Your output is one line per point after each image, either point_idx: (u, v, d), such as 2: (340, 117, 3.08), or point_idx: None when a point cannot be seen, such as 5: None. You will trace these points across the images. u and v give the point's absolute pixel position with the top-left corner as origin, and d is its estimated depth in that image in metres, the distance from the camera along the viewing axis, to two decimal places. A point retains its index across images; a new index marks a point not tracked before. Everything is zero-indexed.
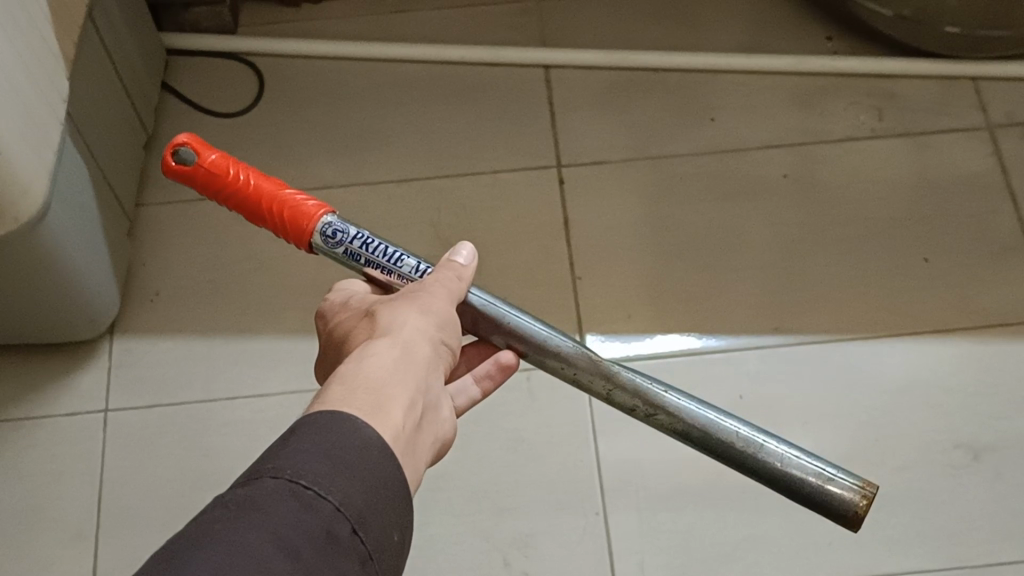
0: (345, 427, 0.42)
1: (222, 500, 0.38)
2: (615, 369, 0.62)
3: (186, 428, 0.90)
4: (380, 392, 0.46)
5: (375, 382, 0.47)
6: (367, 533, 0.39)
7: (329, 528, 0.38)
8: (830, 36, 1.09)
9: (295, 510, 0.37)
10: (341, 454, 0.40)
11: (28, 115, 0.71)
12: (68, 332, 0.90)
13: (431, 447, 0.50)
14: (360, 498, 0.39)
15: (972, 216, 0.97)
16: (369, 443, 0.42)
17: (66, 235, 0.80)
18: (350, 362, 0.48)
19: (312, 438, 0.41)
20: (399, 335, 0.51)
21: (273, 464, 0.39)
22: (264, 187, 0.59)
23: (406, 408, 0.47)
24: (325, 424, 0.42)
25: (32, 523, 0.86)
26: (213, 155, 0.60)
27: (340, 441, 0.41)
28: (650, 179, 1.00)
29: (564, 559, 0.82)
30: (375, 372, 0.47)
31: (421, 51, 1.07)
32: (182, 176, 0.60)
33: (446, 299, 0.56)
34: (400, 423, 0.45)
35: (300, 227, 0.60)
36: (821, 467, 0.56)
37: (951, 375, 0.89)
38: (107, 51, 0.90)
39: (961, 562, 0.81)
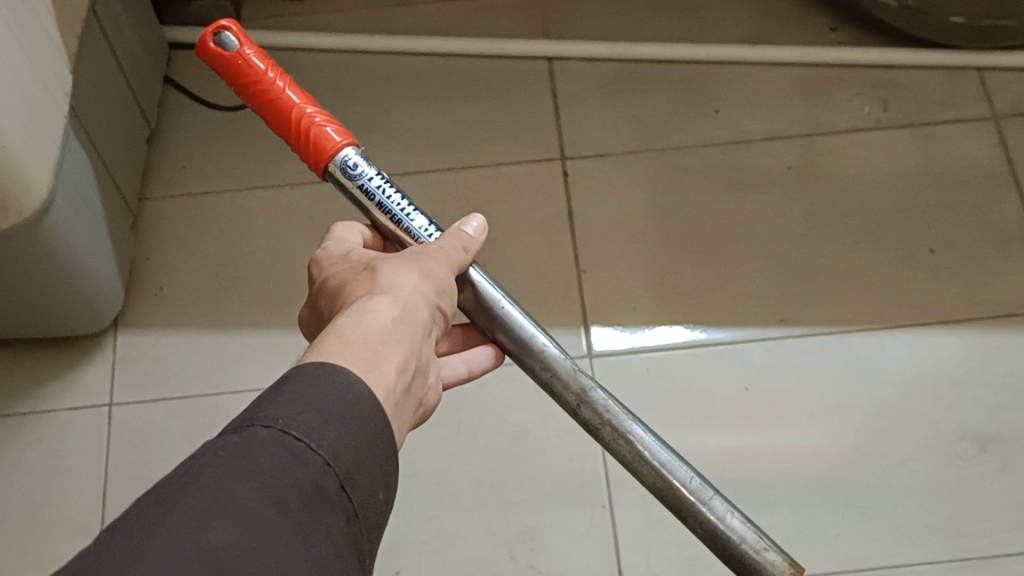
0: (340, 379, 0.42)
1: (212, 446, 0.37)
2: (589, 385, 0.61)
3: (191, 422, 0.89)
4: (378, 348, 0.46)
5: (373, 339, 0.46)
6: (354, 490, 0.39)
7: (318, 483, 0.37)
8: (834, 27, 1.09)
9: (285, 462, 0.37)
10: (333, 407, 0.40)
11: (31, 107, 0.71)
12: (72, 326, 0.90)
13: (416, 411, 0.50)
14: (349, 454, 0.39)
15: (977, 207, 0.97)
16: (364, 397, 0.42)
17: (69, 229, 0.79)
18: (348, 316, 0.48)
19: (306, 388, 0.40)
20: (399, 294, 0.50)
21: (266, 412, 0.39)
22: (293, 104, 0.58)
23: (400, 368, 0.46)
24: (319, 376, 0.41)
25: (37, 518, 0.86)
26: (250, 51, 0.58)
27: (334, 393, 0.41)
28: (655, 171, 1.00)
29: (570, 552, 0.82)
30: (373, 329, 0.47)
31: (424, 43, 1.07)
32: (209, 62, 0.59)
33: (448, 268, 0.56)
34: (394, 381, 0.45)
35: (318, 151, 0.59)
36: (756, 536, 0.58)
37: (958, 367, 0.88)
38: (110, 45, 0.90)
39: (968, 554, 0.81)
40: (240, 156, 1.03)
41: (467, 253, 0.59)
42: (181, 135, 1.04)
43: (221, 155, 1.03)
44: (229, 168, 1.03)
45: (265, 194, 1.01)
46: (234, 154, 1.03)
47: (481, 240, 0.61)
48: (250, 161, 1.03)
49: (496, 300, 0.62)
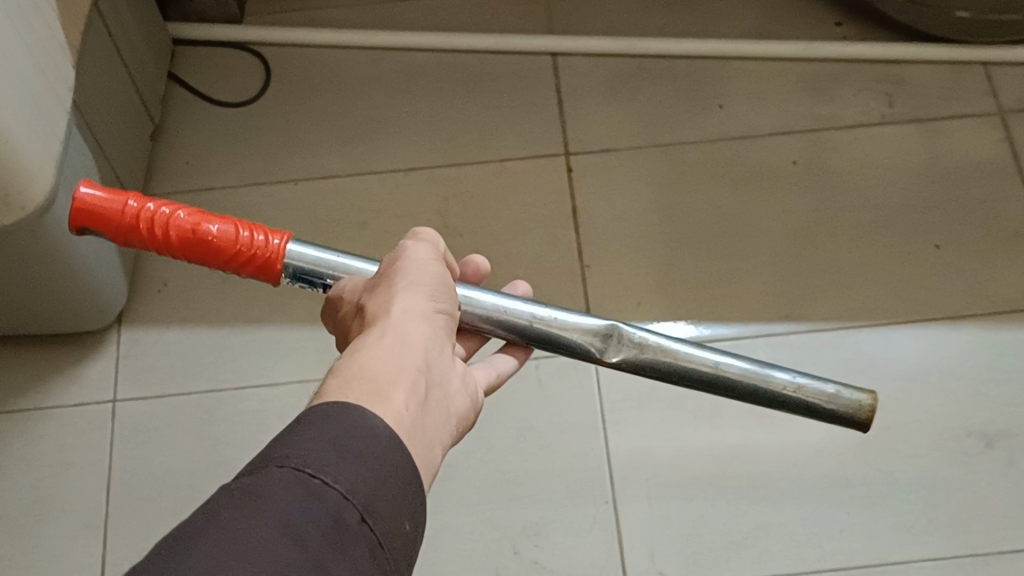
0: (349, 417, 0.41)
1: (226, 488, 0.37)
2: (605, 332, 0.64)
3: (195, 418, 0.89)
4: (381, 379, 0.45)
5: (372, 371, 0.46)
6: (376, 522, 0.38)
7: (337, 516, 0.36)
8: (839, 22, 1.08)
9: (301, 498, 0.36)
10: (346, 442, 0.39)
11: (33, 103, 0.71)
12: (76, 322, 0.90)
13: (446, 425, 0.49)
14: (368, 487, 0.38)
15: (983, 202, 0.96)
16: (377, 433, 0.41)
17: (73, 225, 0.79)
18: (346, 354, 0.47)
19: (317, 428, 0.40)
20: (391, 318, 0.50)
21: (278, 453, 0.38)
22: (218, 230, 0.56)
23: (407, 392, 0.46)
24: (330, 416, 0.41)
25: (41, 514, 0.86)
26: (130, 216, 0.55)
27: (346, 429, 0.40)
28: (659, 166, 1.00)
29: (575, 548, 0.82)
30: (371, 361, 0.46)
31: (428, 39, 1.07)
32: (107, 231, 0.56)
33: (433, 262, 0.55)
34: (404, 408, 0.44)
35: (269, 264, 0.59)
36: (825, 386, 0.64)
37: (964, 362, 0.88)
38: (113, 41, 0.90)
39: (973, 550, 0.81)
40: (244, 152, 1.03)
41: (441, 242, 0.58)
42: (184, 130, 1.04)
43: (225, 150, 1.03)
44: (232, 164, 1.02)
45: (268, 189, 1.01)
46: (237, 150, 1.03)
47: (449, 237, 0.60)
48: (253, 157, 1.02)
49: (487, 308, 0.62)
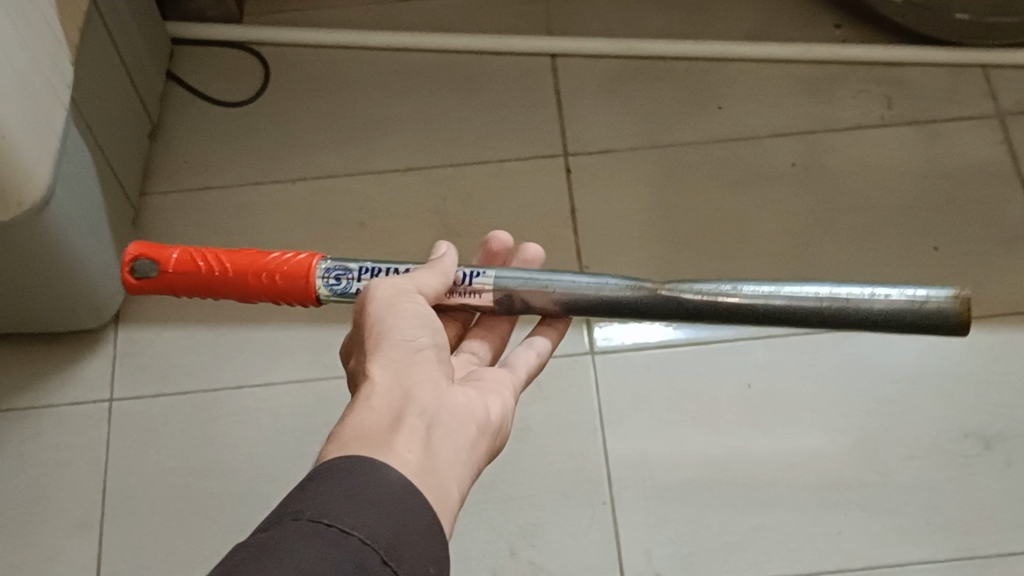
0: (362, 470, 0.41)
1: (243, 545, 0.37)
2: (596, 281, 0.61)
3: (191, 418, 0.89)
4: (375, 434, 0.45)
5: (366, 433, 0.45)
6: (400, 564, 0.38)
7: (358, 559, 0.36)
8: (838, 24, 1.08)
9: (320, 545, 0.36)
10: (362, 493, 0.39)
11: (30, 100, 0.70)
12: (72, 321, 0.90)
13: (462, 455, 0.49)
14: (387, 532, 0.38)
15: (981, 205, 0.96)
16: (392, 483, 0.41)
17: (70, 223, 0.79)
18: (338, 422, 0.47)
19: (328, 483, 0.40)
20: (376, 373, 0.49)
21: (294, 508, 0.38)
22: (242, 263, 0.57)
23: (408, 440, 0.45)
24: (342, 473, 0.41)
25: (37, 513, 0.85)
26: (171, 254, 0.58)
27: (360, 482, 0.40)
28: (657, 168, 1.00)
29: (572, 549, 0.82)
30: (364, 425, 0.46)
31: (427, 39, 1.07)
32: (153, 287, 0.58)
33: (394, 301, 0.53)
34: (404, 451, 0.44)
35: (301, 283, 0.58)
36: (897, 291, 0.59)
37: (961, 364, 0.88)
38: (112, 39, 0.89)
39: (971, 553, 0.81)
40: (242, 151, 1.03)
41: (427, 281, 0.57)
42: (183, 129, 1.04)
43: (223, 150, 1.03)
44: (231, 163, 1.02)
45: (266, 188, 1.00)
46: (235, 149, 1.03)
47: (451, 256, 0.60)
48: (251, 156, 1.02)
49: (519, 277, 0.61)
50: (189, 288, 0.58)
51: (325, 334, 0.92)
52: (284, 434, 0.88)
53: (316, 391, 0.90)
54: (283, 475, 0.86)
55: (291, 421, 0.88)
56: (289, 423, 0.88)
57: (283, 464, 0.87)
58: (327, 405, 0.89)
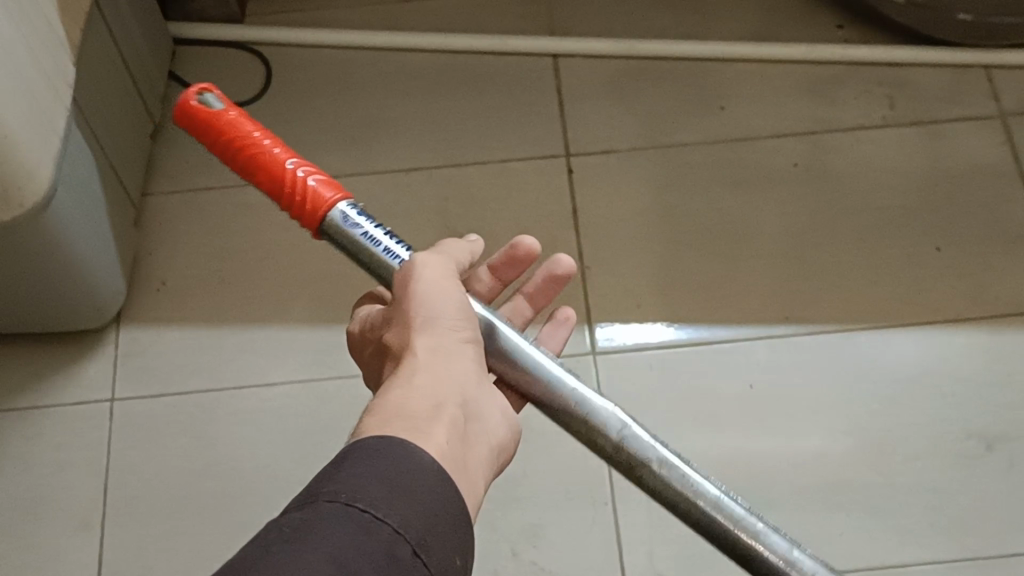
0: (397, 453, 0.41)
1: (275, 525, 0.37)
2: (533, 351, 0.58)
3: (192, 418, 0.89)
4: (420, 414, 0.45)
5: (409, 411, 0.45)
6: (429, 556, 0.38)
7: (391, 550, 0.36)
8: (841, 25, 1.08)
9: (353, 532, 0.36)
10: (395, 478, 0.39)
11: (32, 100, 0.70)
12: (74, 321, 0.90)
13: (484, 455, 0.49)
14: (419, 523, 0.38)
15: (984, 205, 0.96)
16: (425, 468, 0.41)
17: (72, 223, 0.79)
18: (380, 395, 0.47)
19: (366, 463, 0.40)
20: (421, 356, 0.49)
21: (328, 488, 0.38)
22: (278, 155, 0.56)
23: (447, 427, 0.46)
24: (376, 453, 0.41)
25: (39, 513, 0.85)
26: (229, 112, 0.57)
27: (393, 465, 0.40)
28: (659, 168, 1.00)
29: (573, 550, 0.82)
30: (406, 403, 0.46)
31: (429, 39, 1.07)
32: (194, 127, 0.57)
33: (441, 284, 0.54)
34: (443, 440, 0.44)
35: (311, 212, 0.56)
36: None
37: (964, 365, 0.88)
38: (114, 40, 0.89)
39: (973, 554, 0.80)
40: None
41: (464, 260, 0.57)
42: (185, 129, 1.04)
43: None
44: None
45: None
46: None
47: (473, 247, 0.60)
48: None
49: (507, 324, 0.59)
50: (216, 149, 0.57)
51: (326, 334, 0.92)
52: (285, 435, 0.88)
53: (318, 391, 0.90)
54: (284, 475, 0.86)
55: (292, 421, 0.88)
56: (291, 423, 0.88)
57: (285, 465, 0.86)
58: (328, 406, 0.89)
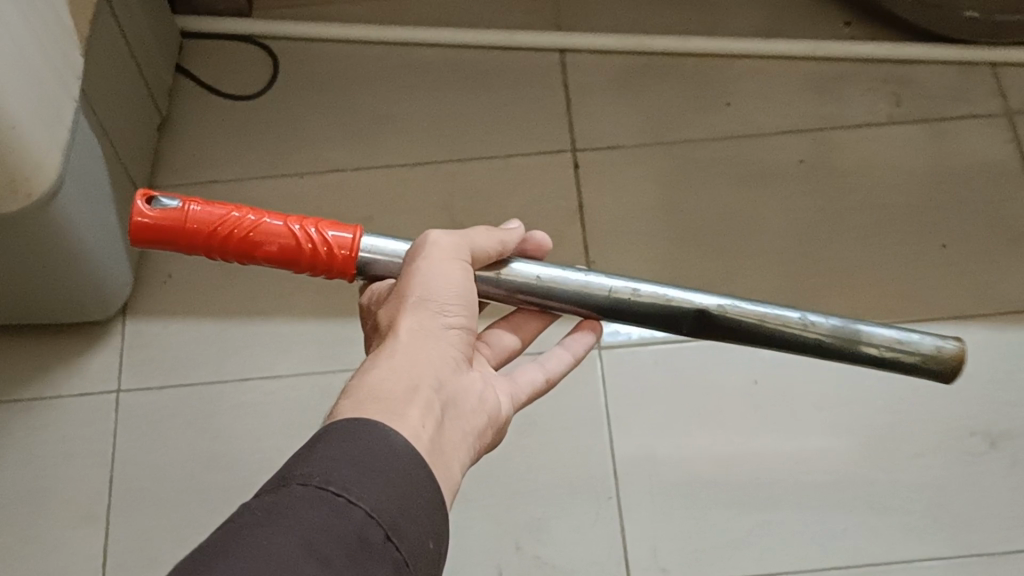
0: (372, 436, 0.41)
1: (249, 507, 0.37)
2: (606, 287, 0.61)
3: (198, 410, 0.89)
4: (394, 398, 0.45)
5: (382, 395, 0.45)
6: (401, 540, 0.38)
7: (362, 534, 0.36)
8: (847, 22, 1.08)
9: (325, 516, 0.36)
10: (370, 462, 0.39)
11: (40, 91, 0.71)
12: (80, 313, 0.90)
13: (463, 440, 0.49)
14: (392, 506, 0.38)
15: (990, 203, 0.96)
16: (399, 452, 0.41)
17: (80, 214, 0.80)
18: (358, 374, 0.47)
19: (341, 446, 0.40)
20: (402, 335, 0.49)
21: (302, 471, 0.38)
22: (282, 230, 0.54)
23: (421, 412, 0.45)
24: (352, 436, 0.41)
25: (44, 504, 0.86)
26: (192, 210, 0.53)
27: (367, 449, 0.40)
28: (665, 163, 1.00)
29: (577, 544, 0.82)
30: (379, 385, 0.46)
31: (435, 34, 1.07)
32: (166, 241, 0.53)
33: (438, 259, 0.52)
34: (419, 425, 0.44)
35: (341, 262, 0.55)
36: (908, 336, 0.60)
37: (968, 362, 0.88)
38: (122, 32, 0.90)
39: (975, 550, 0.81)
40: (250, 145, 1.03)
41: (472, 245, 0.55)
42: (191, 123, 1.04)
43: (232, 143, 1.03)
44: (239, 157, 1.02)
45: (274, 182, 1.01)
46: (244, 143, 1.03)
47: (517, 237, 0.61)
48: (259, 150, 1.03)
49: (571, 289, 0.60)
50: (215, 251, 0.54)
51: (331, 327, 0.92)
52: (290, 427, 0.88)
53: (323, 384, 0.90)
54: None
55: (297, 414, 0.89)
56: (295, 416, 0.88)
57: (290, 458, 0.87)
58: (333, 398, 0.89)
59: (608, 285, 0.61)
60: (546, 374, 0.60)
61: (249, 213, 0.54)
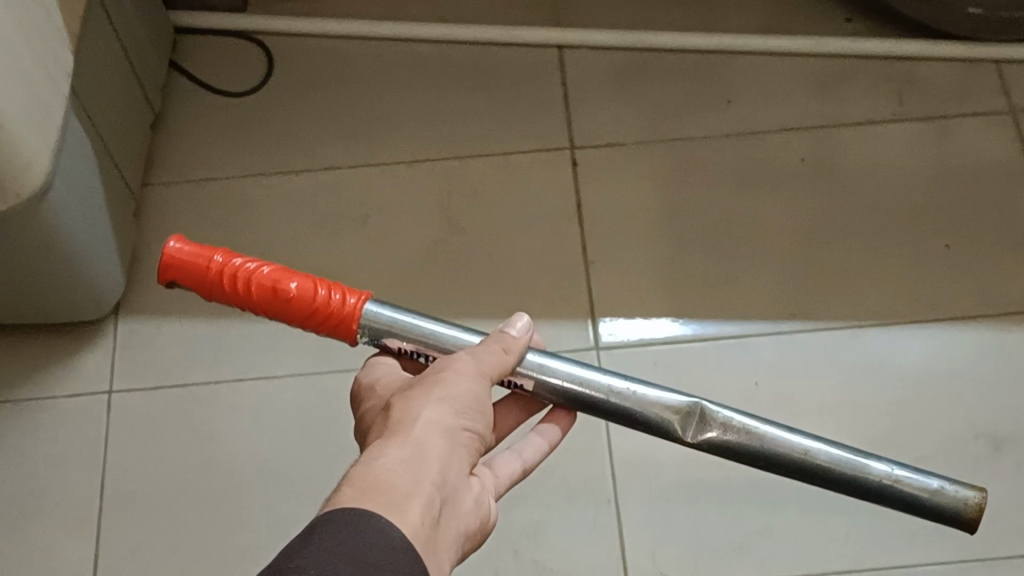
0: (367, 528, 0.41)
1: None
2: (619, 390, 0.61)
3: (191, 412, 0.88)
4: (398, 489, 0.45)
5: (386, 484, 0.45)
6: None
7: None
8: (849, 18, 1.07)
9: None
10: (364, 556, 0.39)
11: (29, 90, 0.69)
12: (71, 313, 0.89)
13: (454, 542, 0.48)
14: None
15: (993, 203, 0.95)
16: (395, 546, 0.41)
17: (71, 215, 0.78)
18: (363, 461, 0.47)
19: (332, 537, 0.40)
20: (416, 427, 0.49)
21: (296, 563, 0.38)
22: (299, 288, 0.56)
23: (424, 506, 0.45)
24: (347, 526, 0.40)
25: (35, 507, 0.85)
26: (217, 259, 0.55)
27: (361, 541, 0.40)
28: (665, 163, 0.99)
29: (575, 549, 0.81)
30: (384, 474, 0.45)
31: (432, 30, 1.05)
32: (188, 284, 0.56)
33: (459, 366, 0.53)
34: (420, 519, 0.44)
35: (346, 326, 0.58)
36: (932, 481, 0.59)
37: (972, 364, 0.87)
38: (114, 30, 0.88)
39: (980, 556, 0.80)
40: (244, 143, 1.02)
41: (500, 362, 0.56)
42: (185, 121, 1.03)
43: (226, 141, 1.02)
44: (233, 155, 1.01)
45: (268, 181, 0.99)
46: (238, 141, 1.02)
47: (527, 339, 0.59)
48: (254, 148, 1.01)
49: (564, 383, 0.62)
50: (231, 299, 0.56)
51: None
52: (285, 430, 0.87)
53: (319, 386, 0.89)
54: (283, 470, 0.85)
55: (292, 416, 0.87)
56: (290, 419, 0.87)
57: (285, 461, 0.86)
58: (329, 400, 0.88)
59: (612, 385, 0.62)
60: (524, 465, 0.60)
61: (268, 266, 0.56)
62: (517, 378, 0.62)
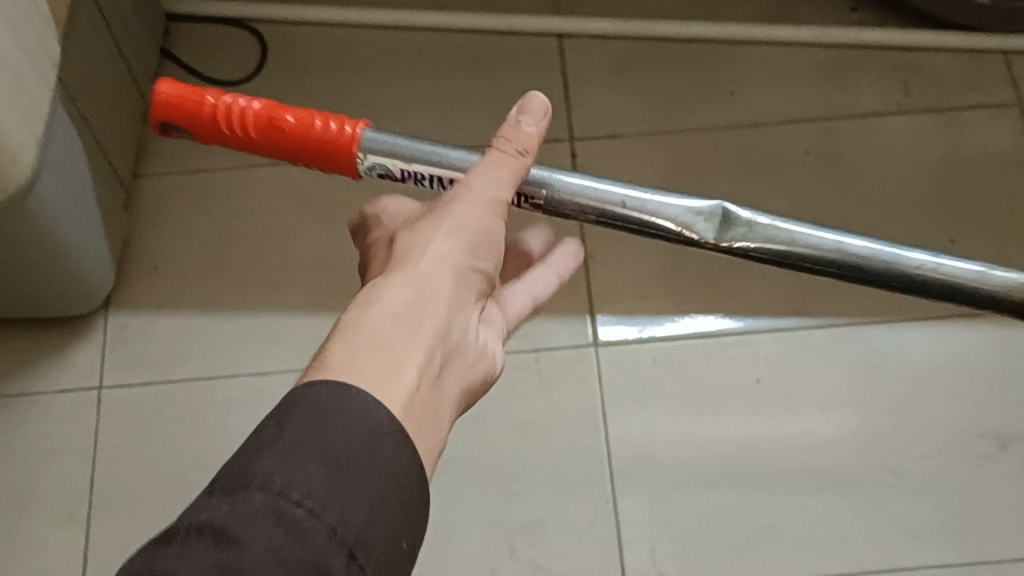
0: (348, 407, 0.37)
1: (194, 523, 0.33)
2: (643, 203, 0.50)
3: (183, 407, 0.87)
4: (391, 349, 0.41)
5: (377, 342, 0.41)
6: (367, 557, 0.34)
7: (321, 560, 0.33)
8: (854, 7, 1.05)
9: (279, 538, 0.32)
10: (341, 452, 0.35)
11: (13, 81, 0.67)
12: (61, 307, 0.87)
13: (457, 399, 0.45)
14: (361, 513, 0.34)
15: (1001, 196, 0.93)
16: (378, 427, 0.37)
17: (59, 208, 0.77)
18: (358, 305, 0.43)
19: (309, 430, 0.36)
20: (423, 262, 0.45)
21: (257, 467, 0.34)
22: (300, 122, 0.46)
23: (419, 366, 0.42)
24: (322, 407, 0.36)
25: (24, 505, 0.83)
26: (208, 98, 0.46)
27: (341, 431, 0.36)
28: (668, 153, 0.97)
29: (573, 549, 0.80)
30: (376, 329, 0.42)
31: (429, 18, 1.03)
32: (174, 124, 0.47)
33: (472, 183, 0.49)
34: (411, 387, 0.40)
35: (348, 160, 0.48)
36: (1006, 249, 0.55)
37: (977, 362, 0.86)
38: (103, 17, 0.86)
39: (985, 557, 0.79)
40: None
41: (513, 170, 0.48)
42: None
43: None
44: (226, 144, 0.99)
45: (262, 171, 0.97)
46: None
47: (542, 130, 0.50)
48: None
49: (577, 195, 0.50)
50: (232, 144, 0.47)
51: (321, 322, 0.90)
52: None
53: None
54: None
55: None
56: None
57: None
58: None
59: (633, 194, 0.50)
60: (534, 301, 0.59)
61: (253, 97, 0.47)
62: (525, 189, 0.51)
